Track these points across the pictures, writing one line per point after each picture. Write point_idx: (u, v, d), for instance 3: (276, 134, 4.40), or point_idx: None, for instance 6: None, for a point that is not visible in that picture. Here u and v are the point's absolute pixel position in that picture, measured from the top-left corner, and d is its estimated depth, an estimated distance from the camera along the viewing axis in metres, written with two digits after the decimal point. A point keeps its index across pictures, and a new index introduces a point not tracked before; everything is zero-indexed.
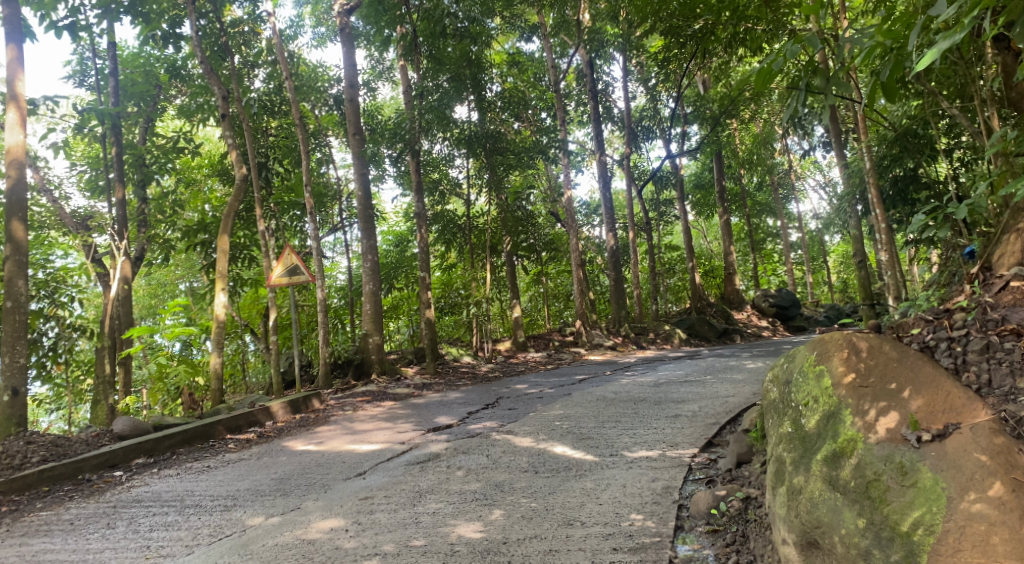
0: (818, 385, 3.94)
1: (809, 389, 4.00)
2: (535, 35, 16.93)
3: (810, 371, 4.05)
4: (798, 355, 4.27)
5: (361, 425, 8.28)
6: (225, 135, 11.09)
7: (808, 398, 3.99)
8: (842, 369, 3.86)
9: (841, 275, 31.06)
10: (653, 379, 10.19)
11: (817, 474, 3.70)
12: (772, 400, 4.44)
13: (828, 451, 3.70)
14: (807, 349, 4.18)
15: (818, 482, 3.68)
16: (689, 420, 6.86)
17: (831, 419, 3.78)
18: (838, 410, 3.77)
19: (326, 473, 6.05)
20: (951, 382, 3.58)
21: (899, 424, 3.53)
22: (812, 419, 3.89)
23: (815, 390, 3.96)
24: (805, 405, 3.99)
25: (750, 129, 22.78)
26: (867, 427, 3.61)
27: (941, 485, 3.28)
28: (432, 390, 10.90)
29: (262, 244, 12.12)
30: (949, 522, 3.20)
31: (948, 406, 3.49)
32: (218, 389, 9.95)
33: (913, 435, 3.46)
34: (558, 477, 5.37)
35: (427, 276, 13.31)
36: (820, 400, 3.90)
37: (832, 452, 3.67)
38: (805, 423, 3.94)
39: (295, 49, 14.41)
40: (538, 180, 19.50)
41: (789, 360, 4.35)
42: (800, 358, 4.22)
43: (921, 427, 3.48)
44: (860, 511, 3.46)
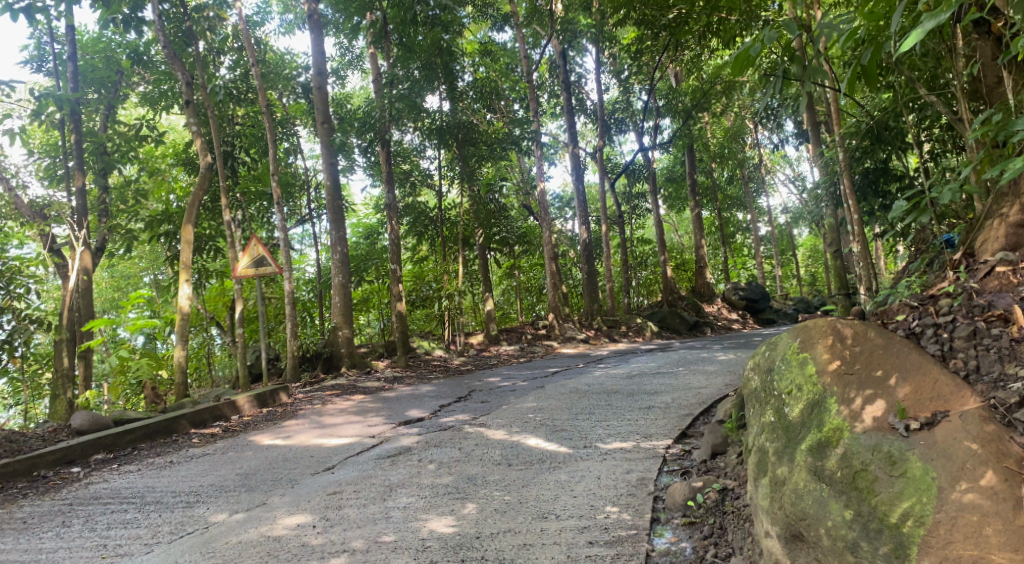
0: (803, 372, 3.96)
1: (793, 377, 4.01)
2: (507, 25, 16.81)
3: (794, 360, 4.07)
4: (782, 345, 4.29)
5: (330, 419, 8.12)
6: (190, 123, 10.80)
7: (792, 386, 3.99)
8: (828, 358, 3.89)
9: (809, 268, 31.46)
10: (625, 371, 10.16)
11: (801, 464, 3.68)
12: (753, 390, 4.44)
13: (813, 441, 3.68)
14: (792, 339, 4.20)
15: (803, 472, 3.65)
16: (662, 412, 6.81)
17: (816, 407, 3.77)
18: (823, 398, 3.77)
19: (294, 468, 5.89)
20: (938, 368, 3.60)
21: (886, 412, 3.52)
22: (796, 409, 3.89)
23: (799, 378, 3.97)
24: (788, 394, 4.00)
25: (721, 123, 22.89)
26: (854, 416, 3.59)
27: (931, 475, 3.23)
28: (403, 383, 10.75)
29: (228, 235, 11.83)
30: (940, 513, 3.14)
31: (936, 393, 3.50)
32: (183, 383, 9.71)
33: (901, 423, 3.44)
34: (532, 470, 5.27)
35: (398, 269, 13.12)
36: (804, 389, 3.91)
37: (818, 441, 3.65)
38: (789, 412, 3.93)
39: (262, 36, 14.11)
40: (510, 172, 19.38)
41: (773, 351, 4.36)
42: (785, 348, 4.23)
43: (909, 415, 3.47)
44: (847, 503, 3.41)
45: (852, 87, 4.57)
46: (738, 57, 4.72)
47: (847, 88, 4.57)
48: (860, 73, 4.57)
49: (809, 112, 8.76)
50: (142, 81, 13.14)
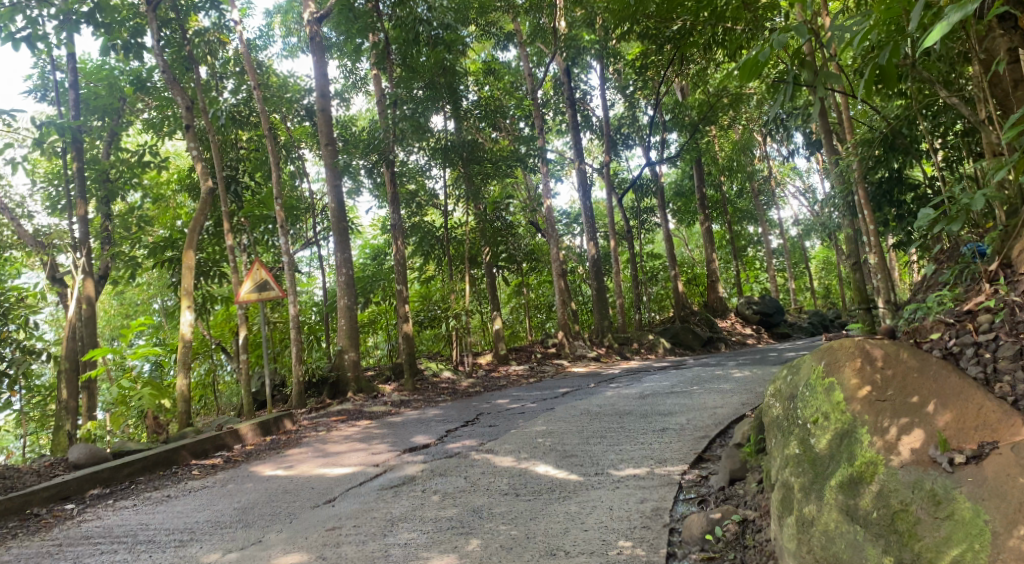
0: (829, 399, 3.73)
1: (819, 404, 3.78)
2: (510, 43, 16.74)
3: (819, 385, 3.84)
4: (804, 368, 4.04)
5: (334, 446, 7.90)
6: (191, 147, 10.71)
7: (818, 415, 3.76)
8: (857, 384, 3.66)
9: (824, 280, 31.05)
10: (638, 391, 9.87)
11: (831, 503, 3.48)
12: (774, 417, 4.20)
13: (844, 477, 3.48)
14: (815, 361, 3.96)
15: (834, 512, 3.46)
16: (676, 434, 6.55)
17: (845, 439, 3.57)
18: (853, 428, 3.56)
19: (293, 501, 5.66)
20: (982, 394, 3.37)
21: (925, 444, 3.33)
22: (823, 440, 3.67)
23: (825, 405, 3.75)
24: (814, 423, 3.78)
25: (729, 136, 22.70)
26: (888, 448, 3.40)
27: (983, 518, 3.02)
28: (411, 407, 10.52)
29: (230, 260, 11.68)
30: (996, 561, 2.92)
31: (981, 422, 3.29)
32: (185, 412, 9.54)
33: (944, 458, 3.25)
34: (541, 500, 5.03)
35: (405, 290, 12.91)
36: (831, 417, 3.69)
37: (850, 477, 3.46)
38: (814, 443, 3.72)
39: (265, 60, 14.07)
40: (517, 190, 19.21)
41: (794, 375, 4.12)
42: (807, 372, 3.99)
43: (951, 447, 3.28)
44: (886, 547, 3.22)
45: (869, 88, 4.42)
46: (746, 63, 4.57)
47: (864, 90, 4.41)
48: (877, 73, 4.41)
49: (821, 119, 8.53)
50: (145, 107, 13.10)
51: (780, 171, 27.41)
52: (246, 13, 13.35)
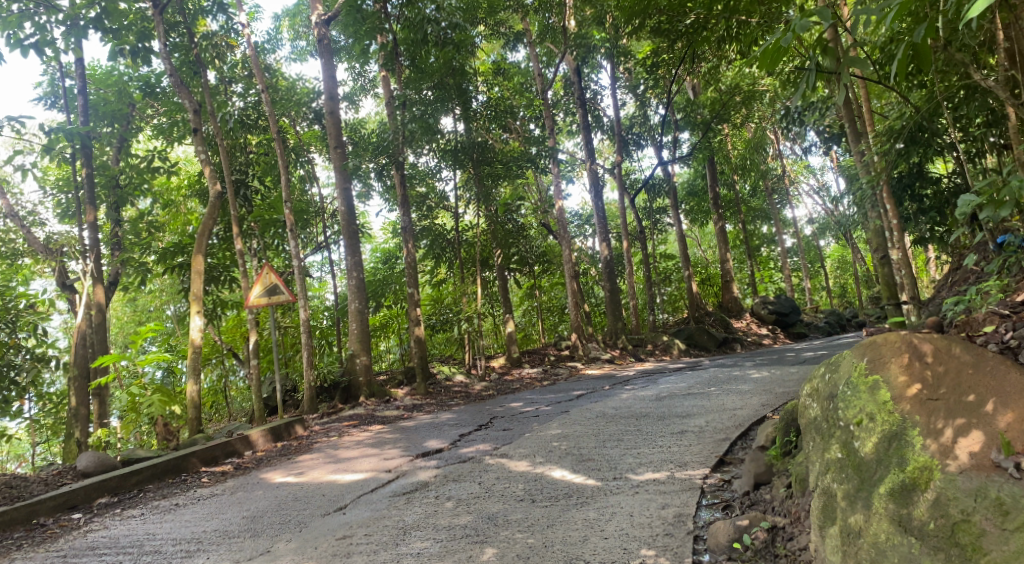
0: (874, 398, 3.64)
1: (864, 404, 3.67)
2: (520, 43, 16.57)
3: (862, 384, 3.73)
4: (844, 366, 3.92)
5: (346, 452, 7.75)
6: (198, 151, 10.60)
7: (862, 416, 3.66)
8: (905, 382, 3.58)
9: (840, 279, 30.67)
10: (654, 393, 9.67)
11: (882, 512, 3.40)
12: (811, 418, 4.06)
13: (895, 483, 3.40)
14: (857, 359, 3.85)
15: (884, 522, 3.38)
16: (696, 437, 6.36)
17: (894, 442, 3.49)
18: (903, 430, 3.48)
19: (303, 509, 5.52)
20: None
21: (985, 447, 3.26)
22: (869, 443, 3.58)
23: (870, 405, 3.65)
24: (857, 425, 3.67)
25: (743, 135, 22.43)
26: (945, 453, 3.32)
27: None
28: (423, 412, 10.36)
29: (239, 265, 11.57)
30: None
31: None
32: (195, 418, 9.45)
33: (1008, 462, 3.19)
34: (558, 506, 4.86)
35: (416, 293, 12.76)
36: (877, 418, 3.60)
37: (902, 484, 3.38)
38: (859, 447, 3.62)
39: (273, 63, 13.99)
40: (528, 192, 19.02)
41: (832, 372, 3.99)
42: (848, 370, 3.86)
43: (1014, 450, 3.21)
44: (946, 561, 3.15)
45: (901, 69, 4.19)
46: (764, 51, 4.41)
47: (896, 70, 4.18)
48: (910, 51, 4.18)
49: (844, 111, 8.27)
50: (155, 113, 13.03)
51: (794, 169, 27.09)
52: (253, 17, 13.28)
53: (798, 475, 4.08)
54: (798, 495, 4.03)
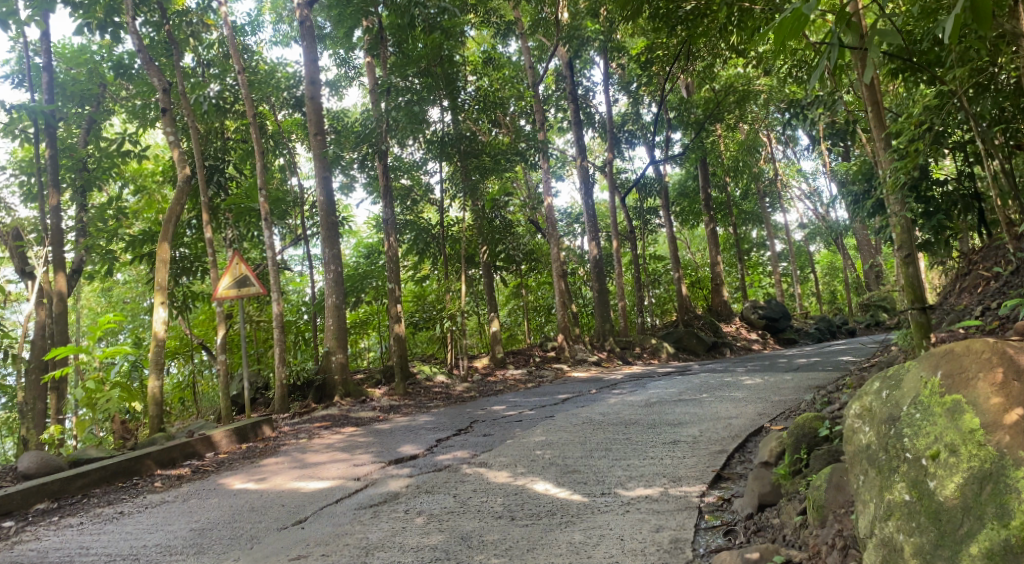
0: (957, 426, 3.01)
1: (943, 432, 3.04)
2: (511, 35, 16.09)
3: (937, 406, 3.10)
4: (909, 382, 3.27)
5: (314, 456, 7.23)
6: (167, 132, 10.01)
7: (940, 447, 3.03)
8: (998, 406, 2.95)
9: (828, 285, 30.49)
10: (644, 398, 9.17)
11: None
12: (861, 445, 3.38)
13: (994, 541, 2.77)
14: (927, 374, 3.21)
15: None
16: (690, 448, 5.89)
17: (988, 485, 2.86)
18: (1000, 470, 2.85)
19: (259, 521, 5.00)
20: None
21: None
22: (951, 485, 2.95)
23: (950, 434, 3.02)
24: (932, 459, 3.04)
25: (735, 136, 22.06)
26: None
27: None
28: (400, 413, 9.84)
29: (209, 254, 11.02)
30: None
31: None
32: (157, 416, 8.91)
33: None
34: (539, 526, 4.36)
35: (397, 289, 12.21)
36: (962, 452, 2.96)
37: (1004, 544, 2.74)
38: (934, 489, 3.00)
39: (254, 46, 13.44)
40: (516, 188, 18.54)
41: (893, 390, 3.33)
42: (916, 387, 3.22)
43: None
44: None
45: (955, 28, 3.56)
46: (784, 22, 3.71)
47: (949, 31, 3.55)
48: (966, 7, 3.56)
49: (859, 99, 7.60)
50: (127, 95, 12.44)
51: (786, 173, 26.75)
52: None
53: (816, 502, 3.64)
54: (816, 527, 3.59)
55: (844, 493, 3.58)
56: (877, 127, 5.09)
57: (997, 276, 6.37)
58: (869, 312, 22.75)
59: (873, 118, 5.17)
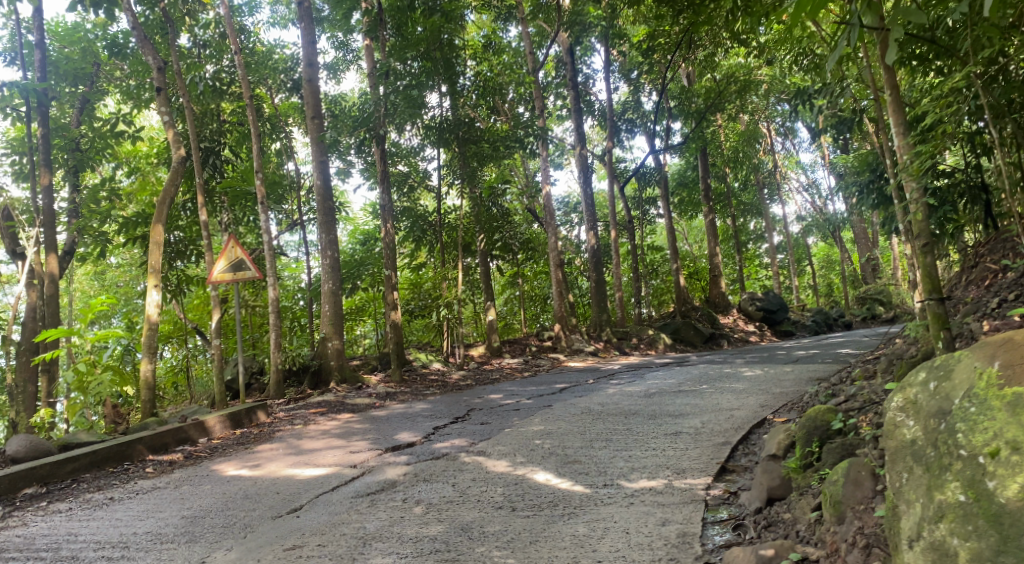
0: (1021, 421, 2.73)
1: (1003, 428, 2.76)
2: (511, 20, 15.86)
3: (996, 399, 2.84)
4: (961, 372, 3.04)
5: (309, 442, 7.10)
6: (162, 112, 9.83)
7: (999, 444, 2.75)
8: None
9: (824, 277, 30.48)
10: (643, 388, 9.06)
11: None
12: (904, 442, 3.13)
13: None
14: (983, 364, 2.97)
15: None
16: (693, 439, 5.78)
17: None
18: None
19: (252, 509, 4.88)
20: None
21: None
22: (1014, 486, 2.66)
23: (1011, 429, 2.74)
24: (991, 458, 2.76)
25: (735, 126, 21.93)
26: None
27: None
28: (396, 401, 9.72)
29: (204, 238, 10.85)
30: None
31: None
32: (150, 401, 8.77)
33: None
34: (541, 518, 4.24)
35: (394, 276, 12.07)
36: None
37: None
38: (994, 489, 2.72)
39: (251, 26, 13.23)
40: (514, 175, 18.38)
41: (942, 382, 3.09)
42: (970, 378, 2.98)
43: None
44: None
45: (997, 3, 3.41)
46: None
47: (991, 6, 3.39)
48: None
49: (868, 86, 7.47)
50: (123, 75, 12.25)
51: (785, 166, 26.62)
52: None
53: (833, 498, 3.54)
54: (833, 523, 3.49)
55: (862, 490, 3.49)
56: (896, 113, 4.91)
57: (1007, 269, 6.26)
58: (866, 305, 22.72)
59: (891, 103, 4.97)
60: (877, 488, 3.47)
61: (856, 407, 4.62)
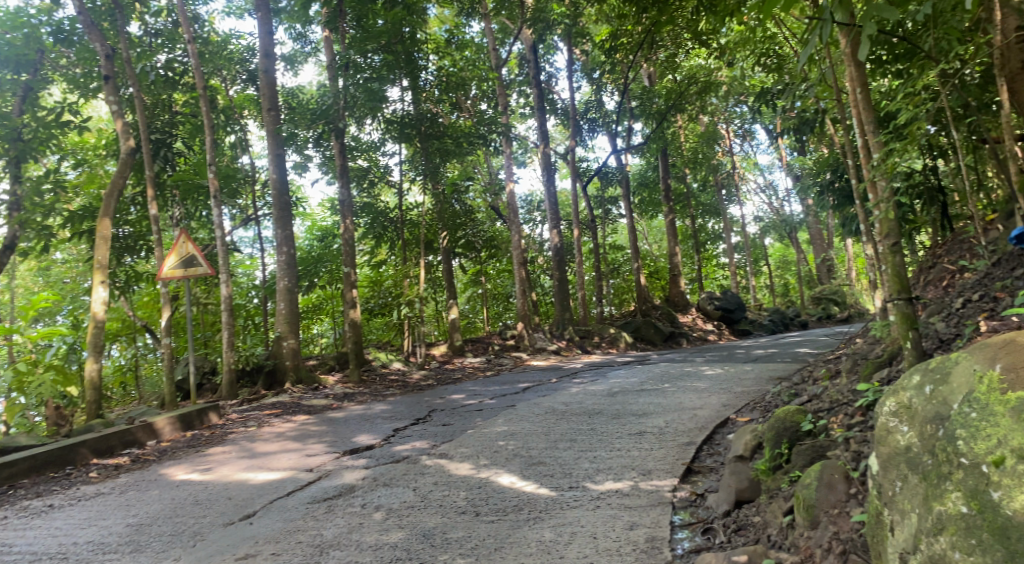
0: None
1: (1008, 435, 2.67)
2: (474, 16, 15.69)
3: (999, 405, 2.75)
4: (960, 376, 2.96)
5: (264, 445, 6.86)
6: (110, 101, 9.39)
7: (1004, 452, 2.66)
8: None
9: (780, 277, 30.95)
10: (606, 388, 9.00)
11: None
12: (898, 448, 3.05)
13: None
14: (984, 367, 2.89)
15: None
16: (657, 439, 5.72)
17: None
18: None
19: (202, 515, 4.65)
20: None
21: None
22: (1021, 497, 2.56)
23: (1017, 437, 2.65)
24: (996, 467, 2.66)
25: (695, 127, 22.09)
26: None
27: None
28: (355, 401, 9.49)
29: (154, 233, 10.46)
30: None
31: None
32: (95, 401, 8.40)
33: None
34: (507, 523, 4.11)
35: (353, 273, 11.81)
36: None
37: None
38: (999, 501, 2.62)
39: (206, 15, 12.82)
40: (477, 172, 18.22)
41: (939, 386, 3.01)
42: (969, 382, 2.90)
43: None
44: None
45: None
46: None
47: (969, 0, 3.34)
48: None
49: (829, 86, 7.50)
50: (69, 63, 11.73)
51: (743, 167, 26.98)
52: None
53: (806, 502, 3.54)
54: (806, 528, 3.48)
55: (835, 493, 3.51)
56: (866, 110, 4.92)
57: (965, 270, 6.32)
58: (820, 305, 23.11)
59: (860, 101, 4.99)
60: (849, 491, 3.49)
61: (824, 408, 4.64)
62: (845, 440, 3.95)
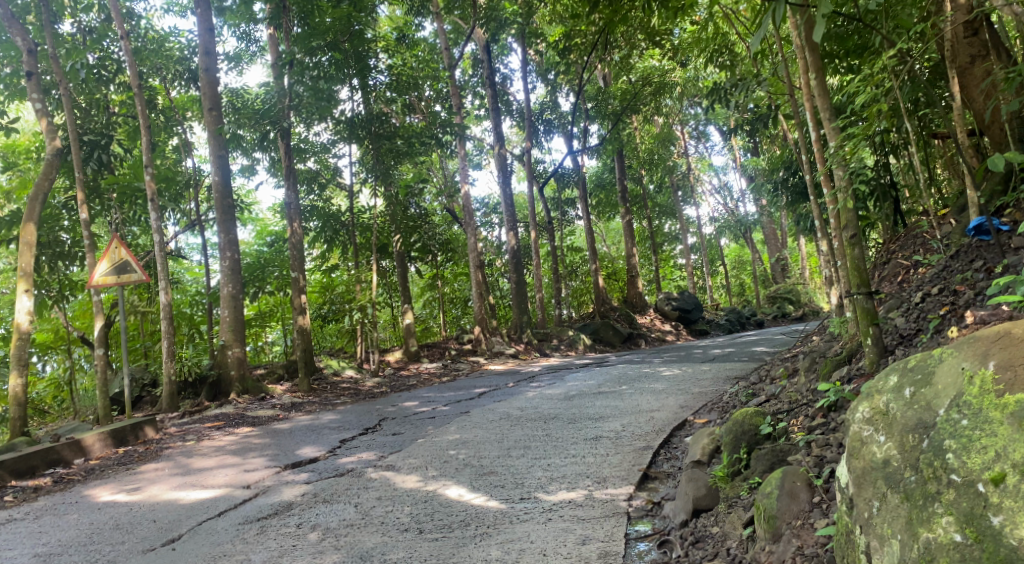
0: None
1: (1007, 448, 2.50)
2: (425, 15, 15.38)
3: (994, 410, 2.57)
4: (944, 377, 2.77)
5: (201, 460, 6.46)
6: (34, 99, 8.78)
7: (1005, 468, 2.48)
8: None
9: (737, 277, 31.22)
10: (563, 391, 8.77)
11: None
12: (877, 462, 2.84)
13: None
14: (972, 366, 2.71)
15: None
16: (613, 444, 5.50)
17: None
18: None
19: (122, 541, 4.28)
20: None
21: None
22: None
23: (1016, 449, 2.48)
24: (993, 485, 2.49)
25: (650, 128, 22.10)
26: None
27: None
28: (302, 411, 9.11)
29: (87, 239, 9.92)
30: None
31: None
32: (20, 418, 7.87)
33: None
34: (452, 541, 3.84)
35: (302, 278, 11.37)
36: None
37: None
38: (1000, 527, 2.44)
39: (143, 11, 12.30)
40: (431, 175, 17.86)
41: (922, 388, 2.82)
42: (957, 382, 2.72)
43: None
44: None
45: None
46: None
47: None
48: None
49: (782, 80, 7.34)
50: None
51: (697, 168, 27.16)
52: None
53: (767, 512, 3.36)
54: (768, 541, 3.29)
55: (798, 503, 3.34)
56: (821, 97, 4.74)
57: (921, 264, 6.22)
58: (776, 304, 23.32)
59: (816, 87, 4.82)
60: (813, 500, 3.34)
61: (785, 409, 4.48)
62: (806, 445, 3.80)
